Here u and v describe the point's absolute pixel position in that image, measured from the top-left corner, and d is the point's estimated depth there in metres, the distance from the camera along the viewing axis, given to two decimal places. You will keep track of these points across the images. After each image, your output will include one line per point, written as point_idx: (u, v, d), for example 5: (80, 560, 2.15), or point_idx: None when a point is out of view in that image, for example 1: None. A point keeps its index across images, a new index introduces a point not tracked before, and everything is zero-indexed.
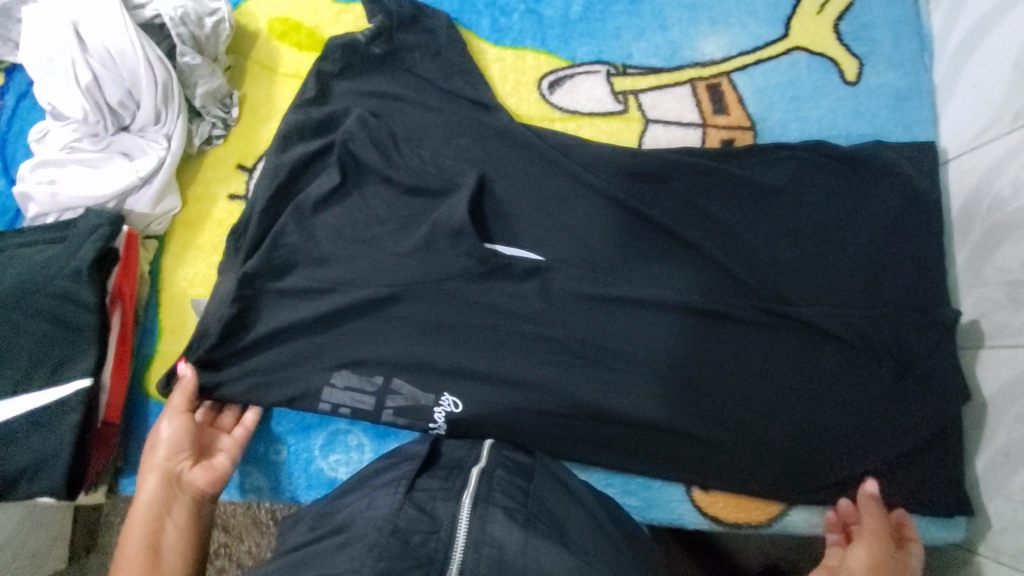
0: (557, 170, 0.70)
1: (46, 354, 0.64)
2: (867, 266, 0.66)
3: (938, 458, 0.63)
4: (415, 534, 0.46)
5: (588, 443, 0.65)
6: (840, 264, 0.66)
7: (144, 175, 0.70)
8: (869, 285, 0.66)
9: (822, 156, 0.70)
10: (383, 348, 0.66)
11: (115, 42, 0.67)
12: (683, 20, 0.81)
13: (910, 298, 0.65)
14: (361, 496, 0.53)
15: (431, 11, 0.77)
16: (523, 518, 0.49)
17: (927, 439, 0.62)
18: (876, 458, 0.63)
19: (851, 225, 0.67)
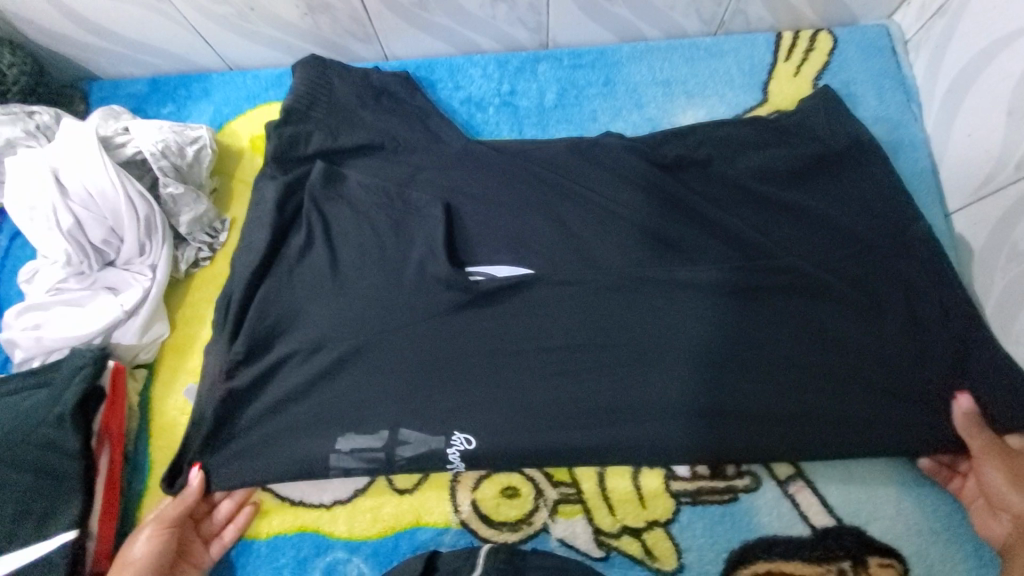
0: (541, 279, 0.71)
1: (29, 507, 0.62)
2: (858, 290, 0.67)
3: (905, 270, 0.67)
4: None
5: (580, 292, 0.70)
6: (870, 297, 0.67)
7: (129, 307, 0.70)
8: (872, 299, 0.67)
9: (859, 204, 0.71)
10: (389, 370, 0.69)
11: (95, 184, 0.68)
12: (658, 96, 0.81)
13: (877, 295, 0.67)
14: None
15: (410, 128, 0.80)
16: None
17: (895, 286, 0.67)
18: (842, 297, 0.67)
19: (894, 270, 0.68)
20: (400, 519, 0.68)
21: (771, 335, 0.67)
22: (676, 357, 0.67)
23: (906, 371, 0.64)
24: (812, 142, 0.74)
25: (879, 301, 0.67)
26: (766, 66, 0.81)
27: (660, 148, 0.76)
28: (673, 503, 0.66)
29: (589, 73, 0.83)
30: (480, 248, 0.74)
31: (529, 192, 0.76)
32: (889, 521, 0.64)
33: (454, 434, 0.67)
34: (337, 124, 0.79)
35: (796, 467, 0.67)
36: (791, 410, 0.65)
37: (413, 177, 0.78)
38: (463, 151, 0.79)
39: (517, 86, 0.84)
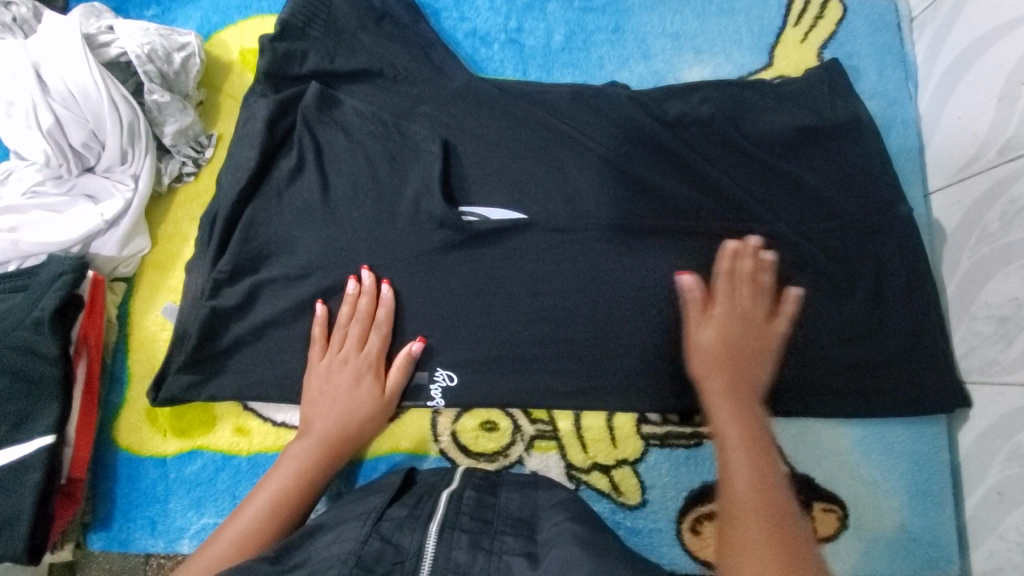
0: (534, 225, 0.72)
1: (5, 410, 0.61)
2: (837, 261, 0.70)
3: (880, 246, 0.71)
4: (380, 563, 0.49)
5: (572, 238, 0.71)
6: (842, 267, 0.70)
7: (110, 218, 0.68)
8: (845, 268, 0.70)
9: (847, 176, 0.73)
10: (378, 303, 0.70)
11: (77, 83, 0.65)
12: (666, 48, 0.80)
13: (851, 265, 0.70)
14: (326, 528, 0.54)
15: (412, 56, 0.77)
16: (489, 542, 0.52)
17: (871, 259, 0.71)
18: (820, 264, 0.70)
19: (870, 245, 0.71)
20: (381, 445, 0.71)
21: (748, 297, 0.70)
22: (659, 314, 0.70)
23: (866, 338, 0.69)
24: (812, 113, 0.75)
25: (851, 268, 0.70)
26: (775, 30, 0.81)
27: (663, 104, 0.76)
28: (642, 444, 0.71)
29: (599, 17, 0.81)
30: (476, 187, 0.74)
31: (528, 136, 0.75)
32: (836, 471, 0.70)
33: (436, 370, 0.70)
34: (335, 46, 0.76)
35: None
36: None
37: (411, 109, 0.76)
38: (465, 86, 0.77)
39: (524, 24, 0.81)
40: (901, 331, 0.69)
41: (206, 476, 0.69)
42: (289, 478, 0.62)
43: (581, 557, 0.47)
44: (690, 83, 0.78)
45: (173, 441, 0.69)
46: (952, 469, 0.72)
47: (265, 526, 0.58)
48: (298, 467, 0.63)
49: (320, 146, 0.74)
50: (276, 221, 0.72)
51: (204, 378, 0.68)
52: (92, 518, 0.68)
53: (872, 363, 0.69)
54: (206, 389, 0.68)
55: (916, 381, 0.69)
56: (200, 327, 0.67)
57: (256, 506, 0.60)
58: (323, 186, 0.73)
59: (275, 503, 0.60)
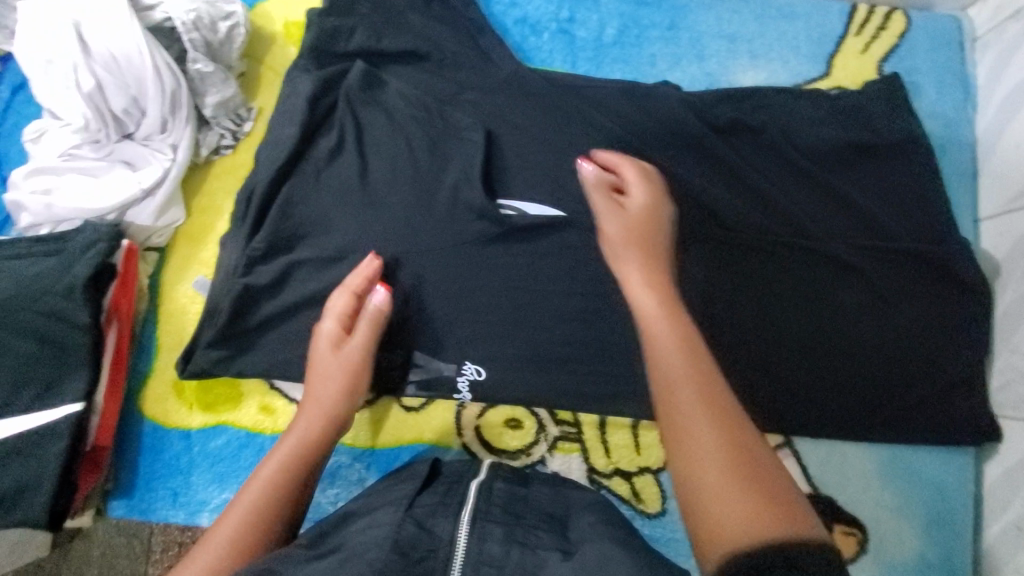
0: (573, 224, 0.71)
1: (35, 375, 0.61)
2: (881, 285, 0.70)
3: (927, 272, 0.70)
4: (416, 548, 0.48)
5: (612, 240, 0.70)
6: (886, 291, 0.70)
7: (147, 187, 0.67)
8: (888, 292, 0.70)
9: (897, 197, 0.72)
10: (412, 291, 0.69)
11: (121, 48, 0.63)
12: (722, 50, 0.78)
13: (895, 289, 0.70)
14: (360, 514, 0.54)
15: (460, 40, 0.75)
16: (522, 533, 0.51)
17: (918, 285, 0.70)
18: (863, 287, 0.70)
19: (916, 270, 0.70)
20: (405, 434, 0.71)
21: (786, 313, 0.70)
22: (700, 328, 0.69)
23: (902, 364, 0.69)
24: (867, 129, 0.73)
25: (894, 292, 0.70)
26: (835, 38, 0.78)
27: (715, 108, 0.74)
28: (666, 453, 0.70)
29: (654, 12, 0.79)
30: (516, 180, 0.73)
31: (573, 132, 0.74)
32: (859, 494, 0.70)
33: (465, 364, 0.69)
34: (382, 25, 0.74)
35: (785, 437, 0.71)
36: (802, 397, 0.69)
37: (456, 95, 0.74)
38: (513, 76, 0.75)
39: (577, 14, 0.79)
40: (939, 360, 0.69)
41: (230, 452, 0.69)
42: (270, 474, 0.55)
43: (616, 556, 0.46)
44: (743, 88, 0.76)
45: (198, 415, 0.69)
46: (974, 503, 0.71)
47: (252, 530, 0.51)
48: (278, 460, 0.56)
49: (360, 127, 0.73)
50: (312, 201, 0.70)
51: (235, 355, 0.68)
52: (113, 485, 0.69)
53: (917, 393, 0.68)
54: (234, 366, 0.67)
55: (948, 413, 0.68)
56: (231, 303, 0.67)
57: (235, 516, 0.52)
58: (361, 168, 0.71)
59: (257, 509, 0.52)
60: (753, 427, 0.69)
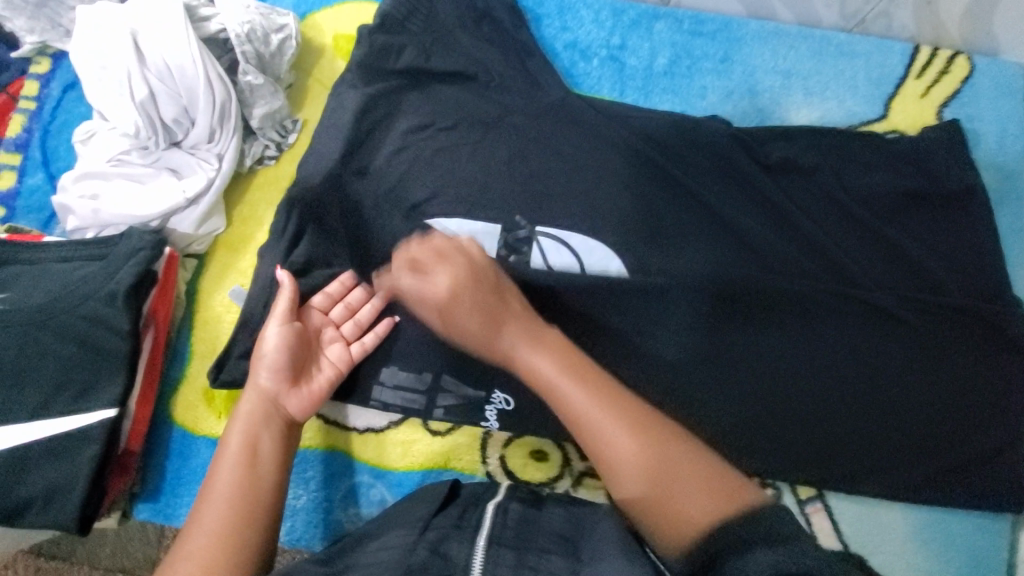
0: (611, 258, 0.70)
1: (71, 378, 0.62)
2: (930, 342, 0.67)
3: (981, 331, 0.67)
4: (427, 572, 0.46)
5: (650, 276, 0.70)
6: (939, 350, 0.67)
7: (191, 195, 0.67)
8: (938, 349, 0.67)
9: (951, 250, 0.69)
10: None
11: (175, 58, 0.64)
12: (776, 86, 0.76)
13: (945, 346, 0.67)
14: (374, 536, 0.53)
15: (509, 63, 0.75)
16: (534, 560, 0.49)
17: (971, 343, 0.67)
18: (912, 343, 0.67)
19: (969, 328, 0.67)
20: (429, 458, 0.71)
21: (827, 364, 0.68)
22: (736, 373, 0.68)
23: (948, 424, 0.66)
24: (923, 176, 0.71)
25: (943, 350, 0.67)
26: (894, 80, 0.76)
27: (765, 146, 0.72)
28: None
29: (707, 43, 0.77)
30: (556, 208, 0.72)
31: (618, 163, 0.72)
32: (892, 556, 0.68)
33: (493, 393, 0.69)
34: (431, 43, 0.74)
35: (817, 490, 0.69)
36: (838, 452, 0.67)
37: (501, 118, 0.74)
38: (560, 102, 0.74)
39: (628, 41, 0.78)
40: (986, 424, 0.66)
41: None
42: (239, 458, 0.54)
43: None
44: (796, 127, 0.74)
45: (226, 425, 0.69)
46: (1009, 571, 0.68)
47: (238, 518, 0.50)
48: (245, 443, 0.55)
49: (403, 148, 0.73)
50: (351, 218, 0.70)
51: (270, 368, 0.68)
52: (140, 488, 0.69)
53: (961, 454, 0.66)
54: None
55: (990, 479, 0.66)
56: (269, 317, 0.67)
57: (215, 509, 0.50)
58: (403, 190, 0.72)
59: (238, 501, 0.51)
60: (785, 477, 0.67)
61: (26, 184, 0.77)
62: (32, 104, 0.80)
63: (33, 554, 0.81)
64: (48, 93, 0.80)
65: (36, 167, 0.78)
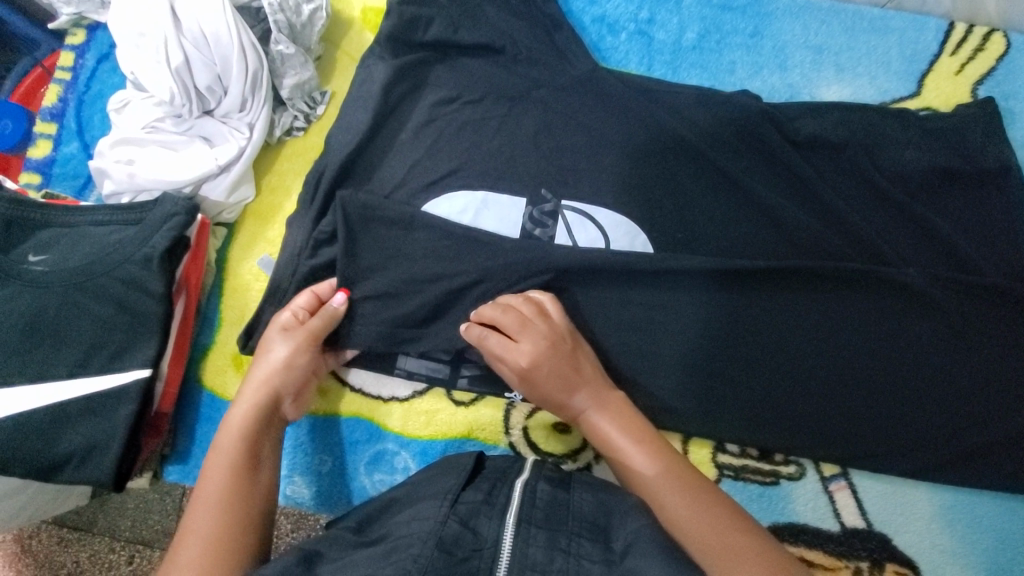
0: (637, 233, 0.70)
1: (108, 339, 0.63)
2: (960, 322, 0.66)
3: (1012, 312, 0.66)
4: (460, 547, 0.48)
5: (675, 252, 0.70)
6: (971, 332, 0.66)
7: (223, 163, 0.68)
8: (968, 330, 0.66)
9: (984, 230, 0.68)
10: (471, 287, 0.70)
11: (211, 26, 0.65)
12: (806, 62, 0.75)
13: (976, 326, 0.66)
14: (405, 504, 0.55)
15: (537, 36, 0.75)
16: (565, 542, 0.50)
17: (1003, 325, 0.66)
18: (942, 324, 0.67)
19: (1001, 310, 0.66)
20: (453, 428, 0.72)
21: (854, 341, 0.67)
22: (760, 352, 0.68)
23: (977, 405, 0.65)
24: (956, 154, 0.69)
25: (973, 332, 0.66)
26: (928, 57, 0.75)
27: (796, 121, 0.72)
28: (715, 473, 0.70)
29: (737, 18, 0.76)
30: (583, 182, 0.72)
31: (645, 138, 0.72)
32: (916, 536, 0.67)
33: None
34: (460, 16, 0.74)
35: (841, 468, 0.69)
36: (864, 431, 0.67)
37: (528, 92, 0.74)
38: (588, 76, 0.74)
39: (657, 16, 0.77)
40: (1017, 407, 0.65)
41: None
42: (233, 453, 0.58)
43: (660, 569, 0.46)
44: (827, 103, 0.73)
45: None
46: None
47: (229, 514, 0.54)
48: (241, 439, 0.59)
49: (430, 121, 0.74)
50: (378, 192, 0.72)
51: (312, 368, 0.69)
52: (170, 450, 0.71)
53: (989, 434, 0.65)
54: None
55: (1019, 460, 0.65)
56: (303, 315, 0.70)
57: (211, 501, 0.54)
58: (430, 162, 0.73)
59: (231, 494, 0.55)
60: (807, 453, 0.67)
61: (61, 152, 0.79)
62: (67, 74, 0.81)
63: (56, 525, 0.83)
64: (83, 63, 0.81)
65: (71, 136, 0.79)
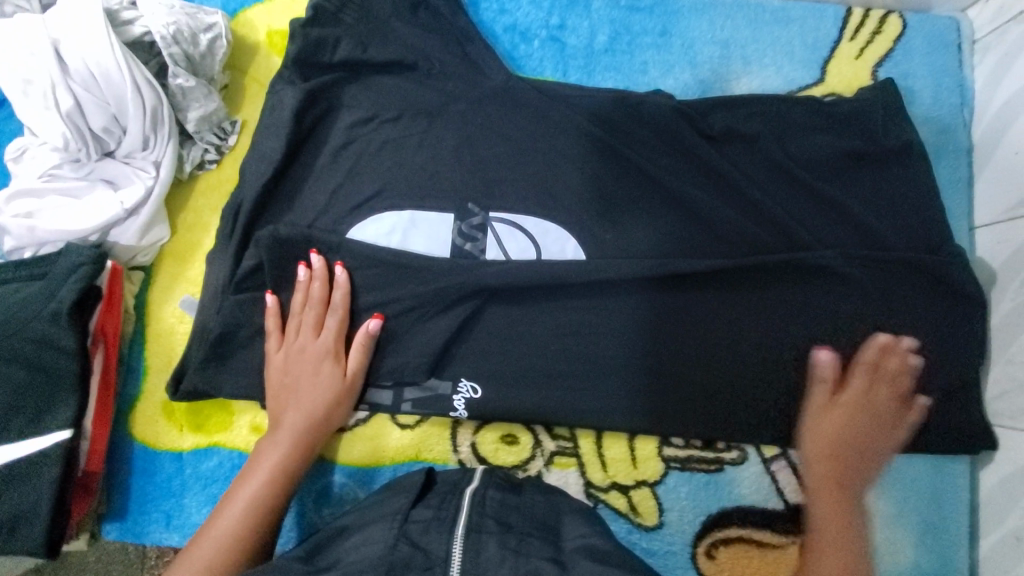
0: (566, 239, 0.71)
1: (23, 402, 0.60)
2: (876, 297, 0.69)
3: (924, 283, 0.69)
4: (409, 568, 0.47)
5: (607, 257, 0.70)
6: (889, 307, 0.69)
7: (130, 206, 0.65)
8: (886, 302, 0.69)
9: (893, 206, 0.71)
10: (405, 307, 0.69)
11: (99, 65, 0.61)
12: (715, 57, 0.77)
13: (892, 299, 0.69)
14: (353, 531, 0.54)
15: (450, 49, 0.74)
16: (515, 542, 0.50)
17: (917, 295, 0.69)
18: (862, 302, 0.70)
19: (913, 282, 0.69)
20: (400, 451, 0.71)
21: (781, 327, 0.70)
22: (694, 346, 0.70)
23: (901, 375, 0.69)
24: (861, 136, 0.72)
25: (890, 306, 0.69)
26: (829, 43, 0.77)
27: (710, 117, 0.73)
28: (663, 466, 0.71)
29: (645, 18, 0.77)
30: (508, 191, 0.72)
31: (565, 143, 0.73)
32: None
33: (460, 381, 0.70)
34: (368, 34, 0.73)
35: (781, 448, 0.71)
36: (798, 412, 0.69)
37: (445, 107, 0.73)
38: (504, 86, 0.74)
39: (567, 21, 0.78)
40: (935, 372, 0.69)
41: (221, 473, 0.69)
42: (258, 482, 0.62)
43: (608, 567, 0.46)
44: (738, 96, 0.75)
45: (189, 437, 0.69)
46: (968, 510, 0.71)
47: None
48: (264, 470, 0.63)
49: (348, 143, 0.72)
50: (301, 220, 0.70)
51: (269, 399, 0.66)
52: (107, 508, 0.68)
53: (913, 402, 0.68)
54: (225, 388, 0.67)
55: (945, 422, 0.69)
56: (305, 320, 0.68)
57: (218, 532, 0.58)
58: (352, 185, 0.71)
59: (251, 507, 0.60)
60: (748, 439, 0.69)
61: None
62: None
63: None
64: None
65: None
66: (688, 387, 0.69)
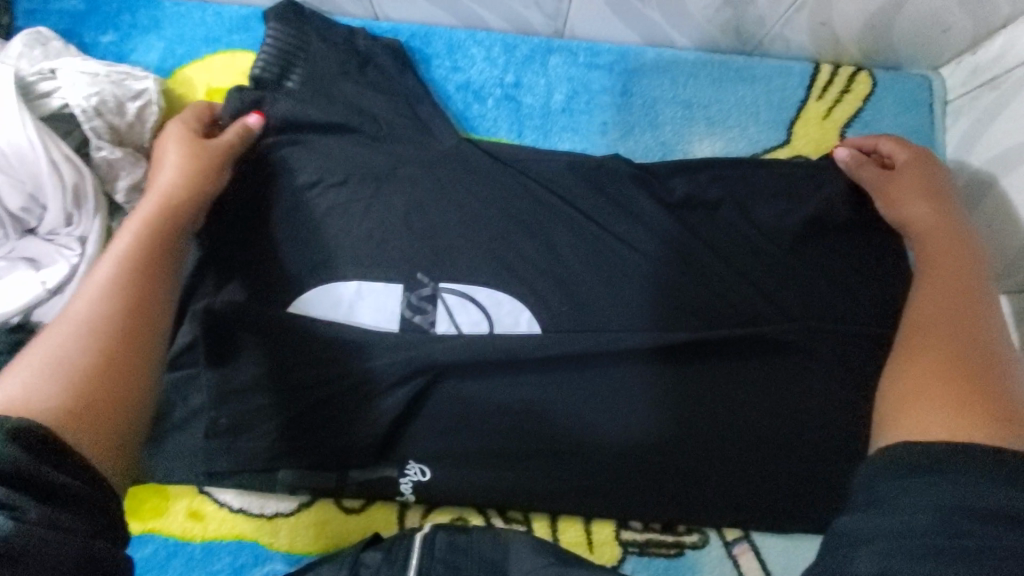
0: (520, 312, 0.67)
1: None
2: (843, 373, 0.66)
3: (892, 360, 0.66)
4: None
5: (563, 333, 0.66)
6: (856, 384, 0.66)
7: (52, 286, 0.61)
8: (853, 380, 0.66)
9: (860, 276, 0.68)
10: (346, 390, 0.64)
11: (10, 143, 0.58)
12: (676, 117, 0.74)
13: (859, 376, 0.66)
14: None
15: (398, 111, 0.71)
16: None
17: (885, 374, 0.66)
18: (828, 379, 0.66)
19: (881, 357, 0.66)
20: (345, 537, 0.68)
21: (743, 405, 0.67)
22: (653, 426, 0.66)
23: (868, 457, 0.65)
24: (829, 201, 0.69)
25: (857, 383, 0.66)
26: (796, 103, 0.75)
27: (669, 181, 0.70)
28: (620, 551, 0.68)
29: (605, 76, 0.75)
30: (459, 259, 0.68)
31: (518, 207, 0.70)
32: None
33: (408, 463, 0.66)
34: (311, 96, 0.69)
35: (743, 530, 0.69)
36: (761, 495, 0.66)
37: (393, 172, 0.70)
38: (455, 150, 0.71)
39: (523, 79, 0.75)
40: None
41: (156, 563, 0.66)
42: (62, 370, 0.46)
43: None
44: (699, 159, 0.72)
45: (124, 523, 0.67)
46: None
47: (117, 390, 0.47)
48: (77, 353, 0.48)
49: (291, 211, 0.69)
50: (239, 296, 0.67)
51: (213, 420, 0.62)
52: None
53: None
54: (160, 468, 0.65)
55: None
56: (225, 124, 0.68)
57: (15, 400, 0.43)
58: (294, 257, 0.68)
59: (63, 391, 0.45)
60: (708, 523, 0.67)
61: None
62: None
63: None
64: None
65: None
66: (647, 468, 0.66)
